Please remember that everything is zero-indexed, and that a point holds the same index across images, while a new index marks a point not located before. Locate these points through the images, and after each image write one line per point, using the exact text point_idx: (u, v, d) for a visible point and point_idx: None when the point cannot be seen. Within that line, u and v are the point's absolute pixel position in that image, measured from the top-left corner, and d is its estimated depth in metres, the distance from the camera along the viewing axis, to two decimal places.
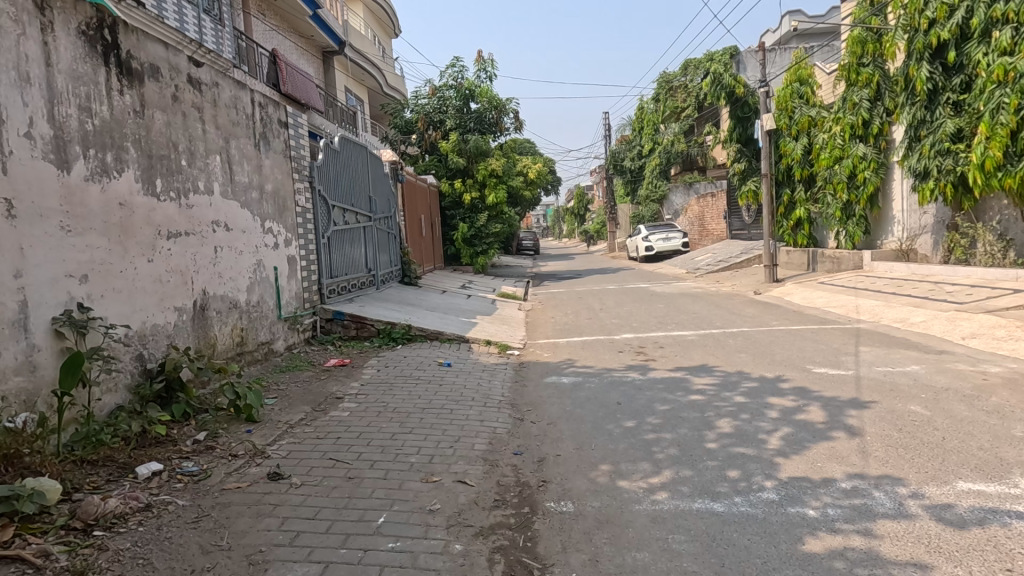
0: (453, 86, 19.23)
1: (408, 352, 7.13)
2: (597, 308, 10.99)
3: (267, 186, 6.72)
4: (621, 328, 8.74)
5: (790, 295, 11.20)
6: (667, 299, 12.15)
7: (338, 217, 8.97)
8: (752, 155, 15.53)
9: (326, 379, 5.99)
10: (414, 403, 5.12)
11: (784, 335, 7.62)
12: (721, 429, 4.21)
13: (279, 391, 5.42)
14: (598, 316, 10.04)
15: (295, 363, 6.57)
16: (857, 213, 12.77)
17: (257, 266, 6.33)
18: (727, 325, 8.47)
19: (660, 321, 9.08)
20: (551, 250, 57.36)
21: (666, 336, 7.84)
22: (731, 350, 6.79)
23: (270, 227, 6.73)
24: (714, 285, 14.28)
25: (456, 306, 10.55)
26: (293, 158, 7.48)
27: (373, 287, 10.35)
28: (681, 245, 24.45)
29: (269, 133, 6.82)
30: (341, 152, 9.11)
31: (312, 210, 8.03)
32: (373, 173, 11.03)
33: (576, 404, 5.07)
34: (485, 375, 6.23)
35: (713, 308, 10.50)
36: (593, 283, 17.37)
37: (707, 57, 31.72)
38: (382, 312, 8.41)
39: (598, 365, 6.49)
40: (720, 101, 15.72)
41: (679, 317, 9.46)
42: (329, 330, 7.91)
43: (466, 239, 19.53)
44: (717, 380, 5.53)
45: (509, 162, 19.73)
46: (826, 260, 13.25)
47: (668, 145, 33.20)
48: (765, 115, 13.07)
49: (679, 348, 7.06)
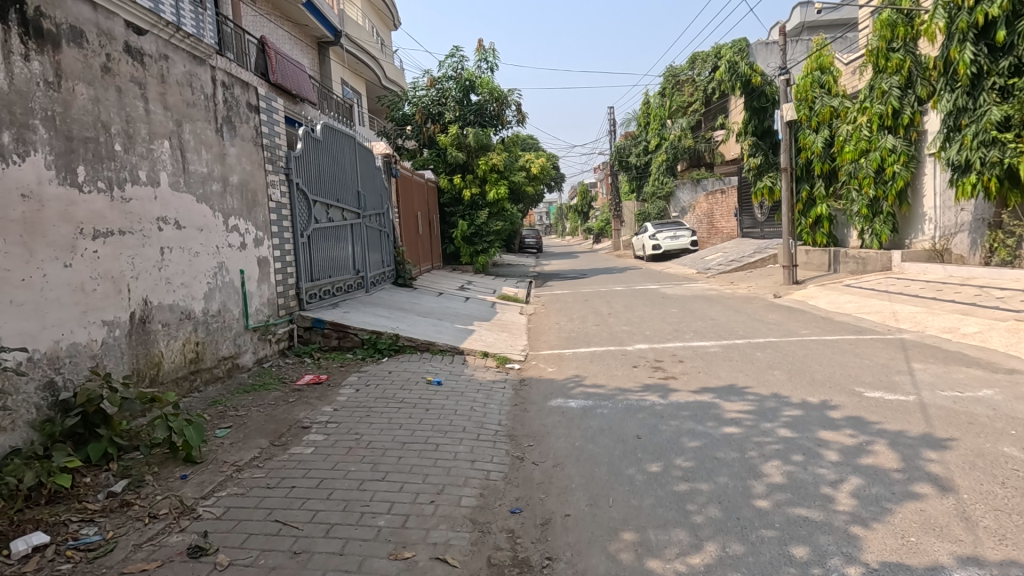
0: (453, 77, 18.39)
1: (393, 367, 6.29)
2: (605, 313, 10.15)
3: (232, 178, 5.88)
4: (633, 337, 7.89)
5: (815, 299, 10.32)
6: (680, 303, 11.29)
7: (321, 213, 8.14)
8: (768, 149, 14.57)
9: (295, 401, 5.16)
10: (393, 435, 4.29)
11: (819, 346, 6.75)
12: (771, 478, 3.36)
13: (235, 419, 4.59)
14: (606, 323, 9.19)
15: (264, 381, 5.75)
16: (885, 211, 11.87)
17: (217, 269, 5.50)
18: (751, 334, 7.62)
19: (676, 329, 8.23)
20: (555, 248, 56.41)
21: (686, 348, 6.99)
22: (762, 365, 5.94)
23: (236, 224, 5.90)
24: (729, 287, 13.41)
25: (452, 311, 9.72)
26: (265, 147, 6.63)
27: (362, 290, 9.52)
28: (690, 243, 23.55)
29: (235, 117, 5.98)
30: (324, 141, 8.27)
31: (288, 205, 7.18)
32: (363, 166, 10.20)
33: (587, 437, 4.22)
34: (480, 396, 5.39)
35: (732, 313, 9.62)
36: (599, 284, 16.51)
37: (715, 50, 31.03)
38: (368, 319, 7.57)
39: (609, 383, 5.65)
40: (734, 91, 14.74)
41: (696, 324, 8.61)
42: (307, 340, 7.09)
43: (466, 237, 18.67)
44: (753, 405, 4.68)
45: (511, 157, 18.86)
46: (850, 261, 12.36)
47: (675, 141, 32.15)
48: (785, 104, 12.08)
49: (702, 363, 6.21)
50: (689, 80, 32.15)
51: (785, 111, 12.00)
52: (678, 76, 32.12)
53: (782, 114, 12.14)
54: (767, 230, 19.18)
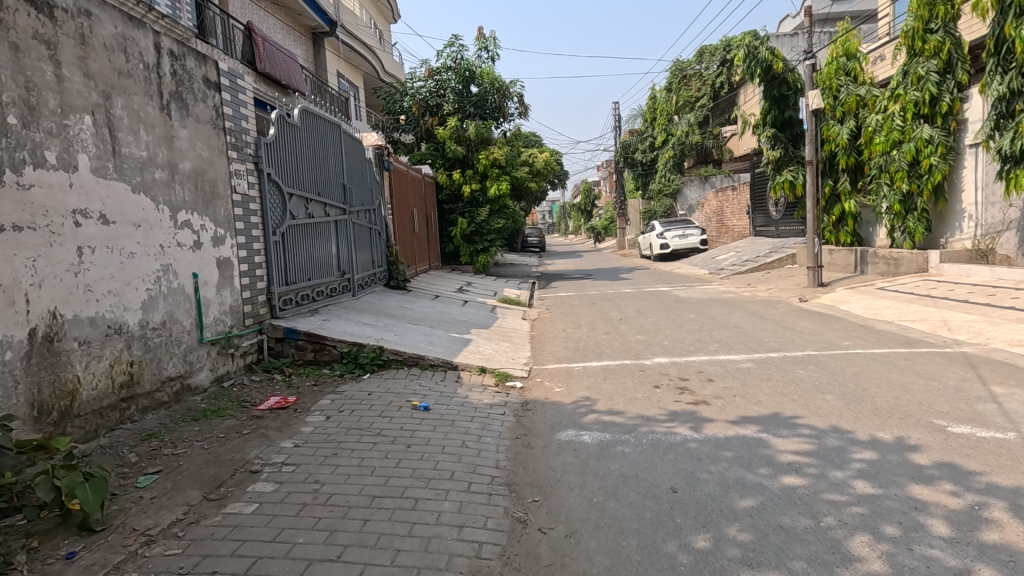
0: (451, 67, 17.52)
1: (375, 387, 5.40)
2: (616, 319, 9.23)
3: (183, 165, 4.99)
4: (650, 349, 6.97)
5: (848, 304, 9.36)
6: (696, 307, 10.36)
7: (299, 208, 7.23)
8: (789, 141, 13.64)
9: (250, 433, 4.25)
10: (361, 487, 3.38)
11: (869, 361, 5.81)
12: (866, 565, 2.45)
13: (170, 461, 3.71)
14: (617, 331, 8.27)
15: (220, 405, 4.86)
16: (919, 207, 10.92)
17: (162, 273, 4.61)
18: (786, 346, 6.70)
19: (697, 340, 7.30)
20: (558, 247, 55.39)
21: (713, 364, 6.07)
22: (809, 387, 5.02)
23: (188, 220, 5.01)
24: (747, 289, 12.45)
25: (448, 317, 8.81)
26: (228, 130, 5.73)
27: (347, 293, 8.62)
28: (699, 242, 22.57)
29: (188, 94, 5.08)
30: (303, 127, 7.38)
31: (258, 199, 6.28)
32: (350, 157, 9.32)
33: (608, 492, 3.31)
34: (475, 426, 4.47)
35: (757, 319, 8.69)
36: (606, 285, 15.56)
37: (723, 43, 30.13)
38: (350, 329, 6.67)
39: (629, 409, 4.73)
40: (752, 79, 13.71)
41: (719, 333, 7.68)
42: (280, 353, 6.20)
43: (466, 236, 17.70)
44: (812, 445, 3.76)
45: (513, 152, 17.97)
46: (880, 261, 11.43)
47: (682, 137, 31.11)
48: (810, 91, 11.09)
49: (736, 383, 5.29)
50: (696, 74, 31.38)
51: (811, 98, 11.02)
52: (685, 70, 31.40)
53: (807, 102, 11.19)
54: (783, 229, 18.22)
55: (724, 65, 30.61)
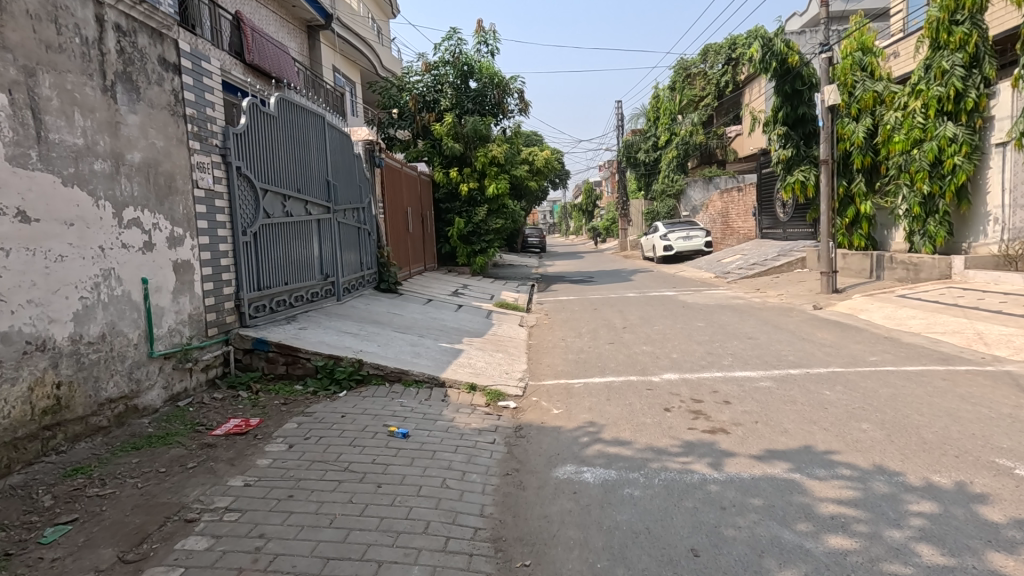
0: (449, 61, 16.97)
1: (349, 409, 4.80)
2: (619, 327, 8.63)
3: (133, 156, 4.39)
4: (657, 364, 6.35)
5: (867, 313, 8.75)
6: (704, 314, 9.75)
7: (275, 205, 6.63)
8: (802, 139, 13.06)
9: (195, 467, 3.65)
10: (313, 546, 2.77)
11: (903, 381, 5.21)
12: None
13: (90, 506, 3.11)
14: (621, 341, 7.67)
15: (170, 429, 4.26)
16: (941, 209, 10.31)
17: (102, 278, 4.01)
18: (807, 361, 6.08)
19: (708, 353, 6.69)
20: (559, 247, 54.73)
21: (729, 382, 5.46)
22: (841, 413, 4.41)
23: (137, 217, 4.41)
24: (757, 295, 11.82)
25: (439, 324, 8.21)
26: (190, 118, 5.13)
27: (331, 298, 8.03)
28: (704, 244, 21.96)
29: (139, 75, 4.48)
30: (280, 117, 6.78)
31: (226, 195, 5.68)
32: (336, 152, 8.73)
33: (614, 554, 2.71)
34: (459, 460, 3.86)
35: (771, 328, 8.08)
36: (609, 288, 14.95)
37: (728, 41, 29.61)
38: (327, 339, 6.07)
39: (636, 439, 4.13)
40: (764, 74, 13.06)
41: (732, 345, 7.06)
42: (248, 366, 5.61)
43: (463, 236, 17.09)
44: (857, 493, 3.15)
45: (513, 149, 17.38)
46: (898, 266, 10.83)
47: (685, 136, 30.57)
48: (826, 87, 10.48)
49: (756, 406, 4.68)
50: (701, 73, 30.92)
51: (827, 94, 10.42)
52: (689, 69, 31.02)
53: (822, 98, 10.59)
54: (791, 231, 17.61)
55: (729, 64, 30.06)
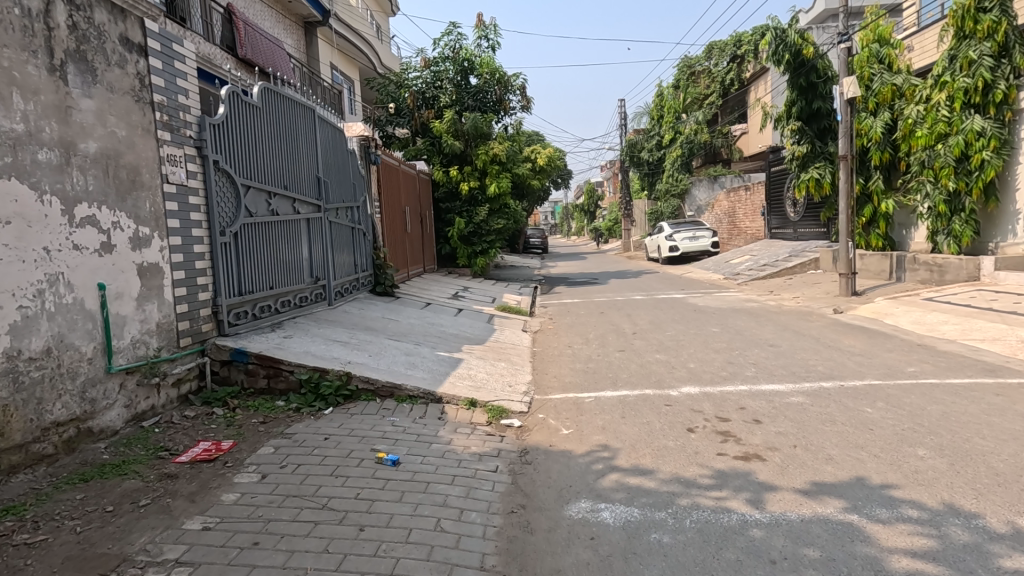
0: (449, 56, 16.50)
1: (334, 430, 4.29)
2: (628, 333, 8.10)
3: (88, 145, 3.89)
4: (673, 375, 5.83)
5: (894, 317, 8.21)
6: (718, 318, 9.23)
7: (259, 203, 6.11)
8: (816, 135, 12.55)
9: (149, 505, 3.13)
10: None
11: (952, 395, 4.67)
12: None
13: (12, 560, 2.60)
14: (632, 349, 7.14)
15: (128, 455, 3.74)
16: (967, 207, 9.78)
17: (47, 285, 3.50)
18: (838, 372, 5.55)
19: (728, 363, 6.16)
20: (561, 248, 54.21)
21: (756, 397, 4.93)
22: (890, 436, 3.89)
23: (92, 215, 3.90)
24: (772, 298, 11.29)
25: (437, 330, 7.69)
26: (158, 105, 4.61)
27: (322, 303, 7.51)
28: (710, 245, 21.44)
29: (95, 55, 3.97)
30: (265, 108, 6.26)
31: (201, 192, 5.16)
32: (328, 148, 8.23)
33: None
34: (456, 495, 3.34)
35: (792, 335, 7.54)
36: (615, 291, 14.43)
37: (733, 39, 29.20)
38: (315, 348, 5.56)
39: (660, 468, 3.60)
40: (777, 67, 12.53)
41: (753, 353, 6.52)
42: (227, 379, 5.10)
43: (463, 236, 16.58)
44: (932, 542, 2.63)
45: (515, 147, 16.88)
46: (920, 267, 10.30)
47: (690, 135, 29.70)
48: (846, 79, 9.93)
49: (792, 427, 4.16)
50: (705, 71, 30.60)
51: (846, 86, 9.87)
52: (693, 67, 30.52)
53: (840, 91, 10.06)
54: (802, 231, 17.07)
55: (734, 61, 29.54)
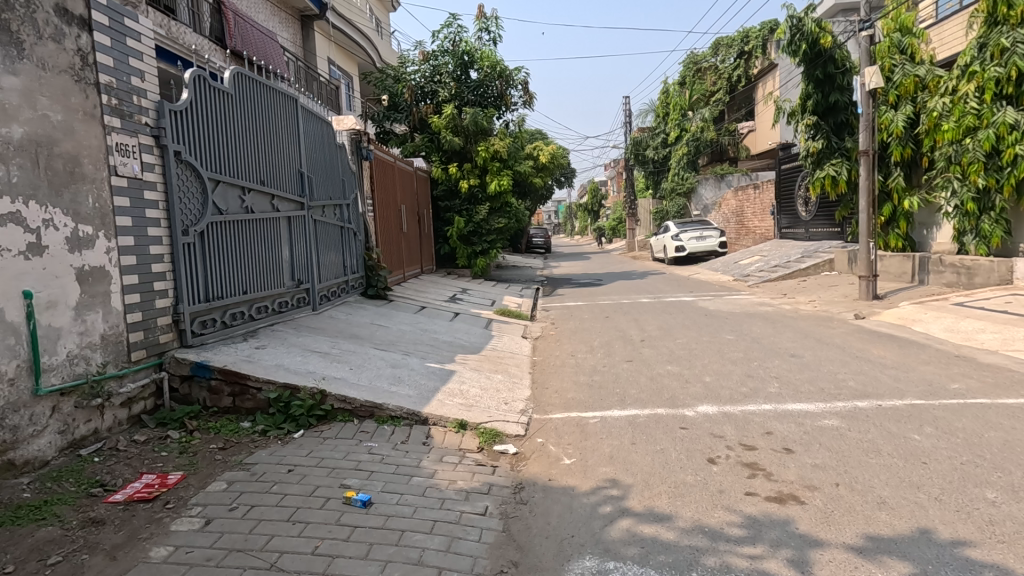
0: (448, 49, 15.95)
1: (301, 460, 3.73)
2: (636, 341, 7.52)
3: (10, 130, 3.35)
4: (688, 391, 5.24)
5: (923, 324, 7.60)
6: (731, 324, 8.64)
7: (230, 199, 5.55)
8: (833, 129, 11.95)
9: (59, 563, 2.57)
10: None
11: (1011, 419, 4.09)
12: None
13: None
14: (641, 359, 6.55)
15: (53, 493, 3.19)
16: (998, 205, 9.17)
17: None
18: (873, 389, 4.96)
19: (748, 377, 5.58)
20: (565, 248, 53.53)
21: (783, 419, 4.35)
22: (950, 472, 3.31)
23: (16, 211, 3.35)
24: (787, 302, 10.69)
25: (430, 337, 7.13)
26: (105, 87, 4.06)
27: (304, 308, 6.96)
28: (718, 245, 20.82)
29: (21, 25, 3.43)
30: (237, 94, 5.69)
31: (160, 187, 4.61)
32: (314, 141, 7.68)
33: None
34: (434, 549, 2.76)
35: (814, 343, 6.94)
36: (620, 293, 13.84)
37: (740, 34, 28.78)
38: (289, 361, 5.01)
39: (679, 513, 3.02)
40: (793, 57, 11.91)
41: (774, 365, 5.94)
42: (188, 397, 4.55)
43: (463, 236, 15.97)
44: None
45: (517, 144, 16.30)
46: (946, 269, 9.70)
47: (697, 132, 29.17)
48: (868, 69, 9.31)
49: (831, 459, 3.58)
50: (711, 67, 30.16)
51: (868, 76, 9.26)
52: (699, 63, 30.24)
53: (861, 82, 9.44)
54: (814, 231, 16.43)
55: (741, 57, 29.20)
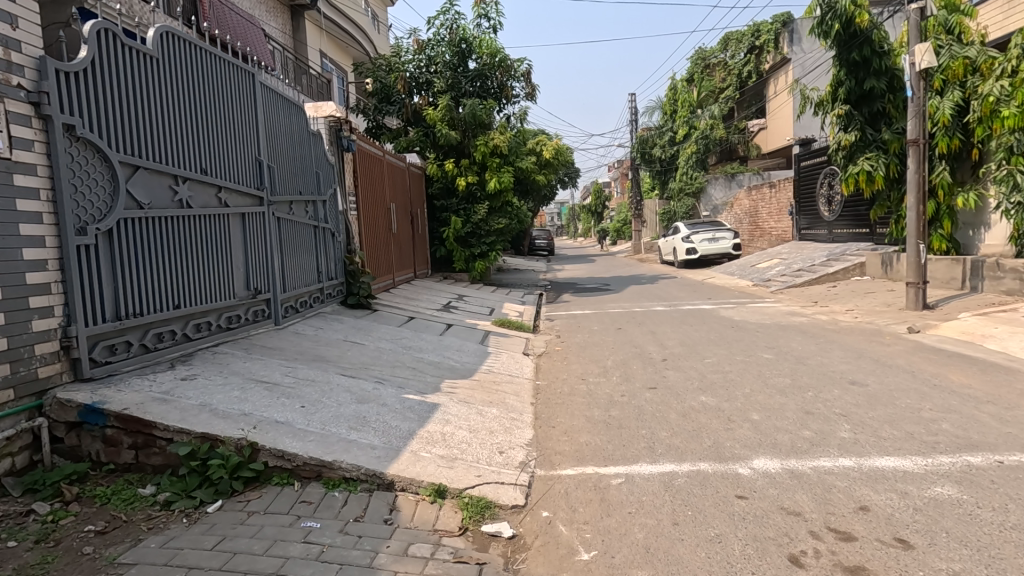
0: (444, 38, 14.89)
1: (201, 558, 2.59)
2: (657, 362, 6.36)
3: None
4: (735, 436, 4.08)
5: (997, 341, 6.43)
6: (765, 339, 7.47)
7: (157, 190, 4.43)
8: (869, 120, 10.80)
9: None
10: None
11: None
12: None
13: None
14: (667, 387, 5.38)
15: None
16: None
17: None
18: (980, 436, 3.80)
19: (807, 414, 4.42)
20: (568, 249, 52.37)
21: (877, 486, 3.18)
22: None
23: None
24: (821, 311, 9.51)
25: (413, 358, 5.99)
26: None
27: (262, 325, 5.82)
28: (731, 247, 19.64)
29: None
30: (166, 60, 4.59)
31: (40, 171, 3.48)
32: (278, 126, 6.56)
33: None
34: None
35: (873, 366, 5.77)
36: (631, 299, 12.67)
37: (751, 28, 27.70)
38: (222, 398, 3.87)
39: None
40: (824, 40, 10.77)
41: (835, 397, 4.78)
42: (76, 450, 3.42)
43: (460, 237, 14.81)
44: None
45: (518, 138, 15.19)
46: (1005, 275, 8.57)
47: (706, 130, 27.97)
48: (919, 45, 8.18)
49: (976, 564, 2.43)
50: (721, 63, 29.29)
51: (919, 54, 8.13)
52: (708, 59, 29.47)
53: (910, 61, 8.32)
54: (838, 232, 15.25)
55: (751, 53, 28.13)
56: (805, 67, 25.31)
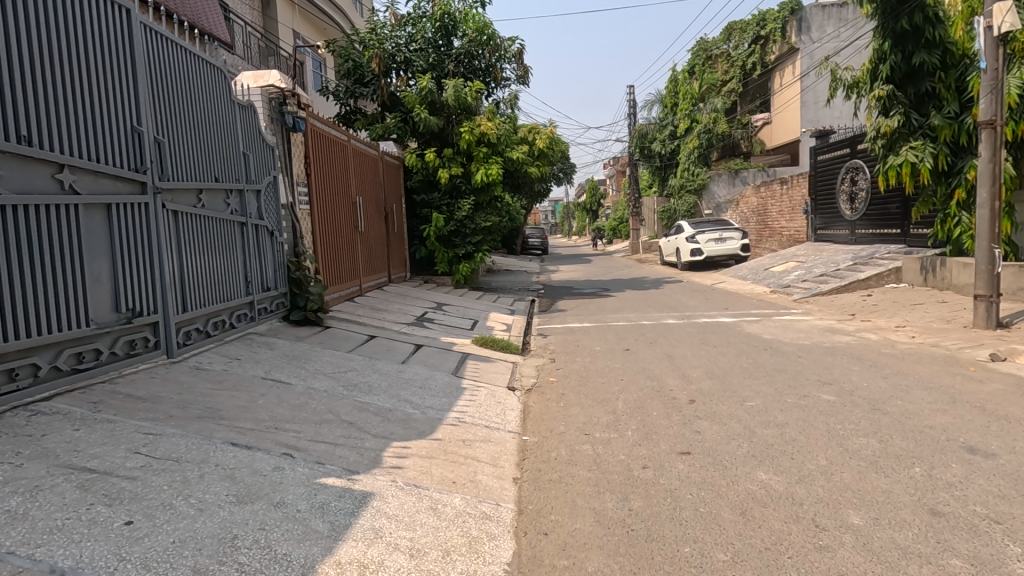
0: (426, 12, 13.26)
1: None
2: (684, 406, 4.78)
3: None
4: (841, 567, 2.51)
5: None
6: (816, 368, 5.89)
7: None
8: (915, 102, 9.30)
9: None
10: None
11: None
12: None
13: None
14: (706, 454, 3.79)
15: None
16: None
17: None
18: None
19: (937, 518, 2.86)
20: (563, 248, 50.74)
21: None
22: None
23: None
24: (865, 328, 7.98)
25: (354, 405, 4.36)
26: None
27: (142, 362, 4.18)
28: (740, 248, 18.09)
29: None
30: None
31: None
32: (181, 91, 4.90)
33: None
34: None
35: (982, 417, 4.22)
36: (637, 308, 11.08)
37: (756, 17, 26.22)
38: None
39: None
40: (865, 7, 9.22)
41: (966, 482, 3.22)
42: None
43: (442, 236, 13.17)
44: None
45: (508, 125, 13.56)
46: None
47: (708, 124, 26.40)
48: (998, 4, 6.65)
49: None
50: (723, 54, 27.83)
51: (998, 15, 6.62)
52: (710, 50, 27.66)
53: (986, 24, 6.80)
54: (862, 232, 13.76)
55: (756, 43, 26.68)
56: (815, 56, 23.76)
